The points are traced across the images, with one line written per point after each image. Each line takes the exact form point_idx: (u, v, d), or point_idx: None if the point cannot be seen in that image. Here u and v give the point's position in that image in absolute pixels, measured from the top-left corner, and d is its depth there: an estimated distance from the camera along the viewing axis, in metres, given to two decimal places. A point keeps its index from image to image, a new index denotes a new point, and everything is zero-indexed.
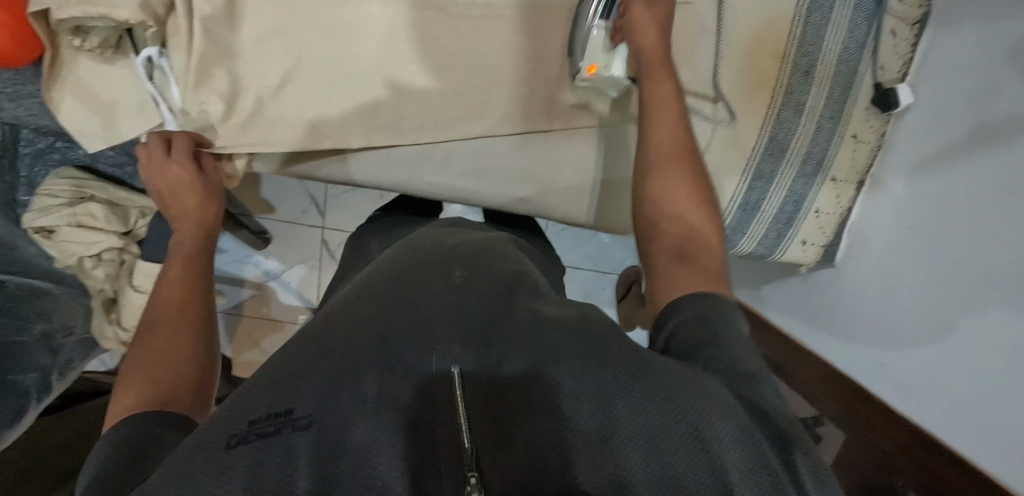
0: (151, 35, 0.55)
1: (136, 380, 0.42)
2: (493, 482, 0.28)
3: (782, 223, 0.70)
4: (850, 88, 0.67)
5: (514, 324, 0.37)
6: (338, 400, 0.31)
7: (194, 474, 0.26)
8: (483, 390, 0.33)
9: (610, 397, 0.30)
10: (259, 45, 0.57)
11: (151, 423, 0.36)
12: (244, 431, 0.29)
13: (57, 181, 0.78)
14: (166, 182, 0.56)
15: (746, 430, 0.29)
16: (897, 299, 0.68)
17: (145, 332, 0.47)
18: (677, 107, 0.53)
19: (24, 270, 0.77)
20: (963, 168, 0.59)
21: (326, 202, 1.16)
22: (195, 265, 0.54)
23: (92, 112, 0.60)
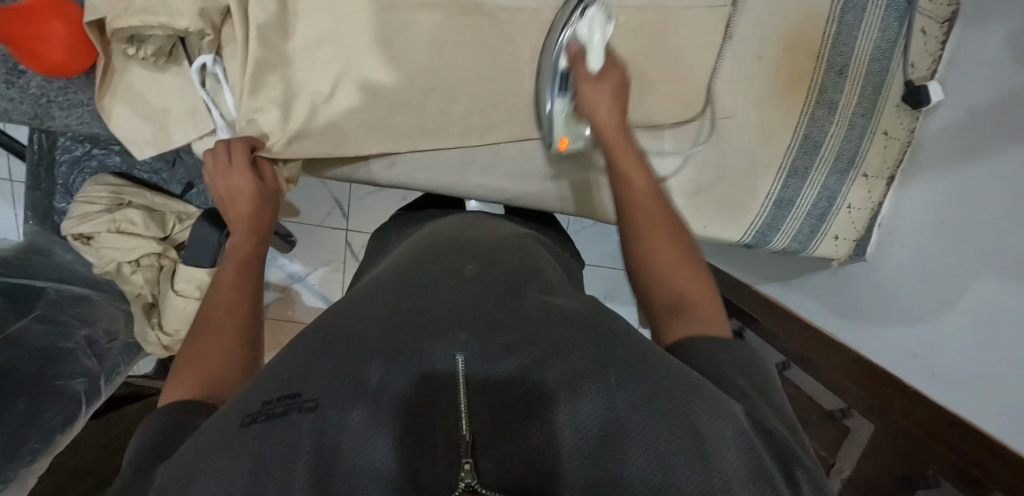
0: (207, 43, 0.56)
1: (186, 379, 0.44)
2: (487, 469, 0.31)
3: (815, 219, 0.72)
4: (881, 87, 0.68)
5: (520, 321, 0.42)
6: (336, 387, 0.35)
7: (259, 456, 0.31)
8: (485, 388, 0.36)
9: (616, 399, 0.34)
10: (311, 51, 0.58)
11: (188, 414, 0.40)
12: (259, 411, 0.34)
13: (96, 188, 0.79)
14: (228, 188, 0.57)
15: (745, 438, 0.33)
16: (920, 292, 0.70)
17: (196, 334, 0.48)
18: (643, 175, 0.55)
19: (63, 277, 0.80)
20: (966, 172, 0.64)
21: (349, 204, 1.16)
22: (247, 267, 0.55)
23: (144, 120, 0.61)
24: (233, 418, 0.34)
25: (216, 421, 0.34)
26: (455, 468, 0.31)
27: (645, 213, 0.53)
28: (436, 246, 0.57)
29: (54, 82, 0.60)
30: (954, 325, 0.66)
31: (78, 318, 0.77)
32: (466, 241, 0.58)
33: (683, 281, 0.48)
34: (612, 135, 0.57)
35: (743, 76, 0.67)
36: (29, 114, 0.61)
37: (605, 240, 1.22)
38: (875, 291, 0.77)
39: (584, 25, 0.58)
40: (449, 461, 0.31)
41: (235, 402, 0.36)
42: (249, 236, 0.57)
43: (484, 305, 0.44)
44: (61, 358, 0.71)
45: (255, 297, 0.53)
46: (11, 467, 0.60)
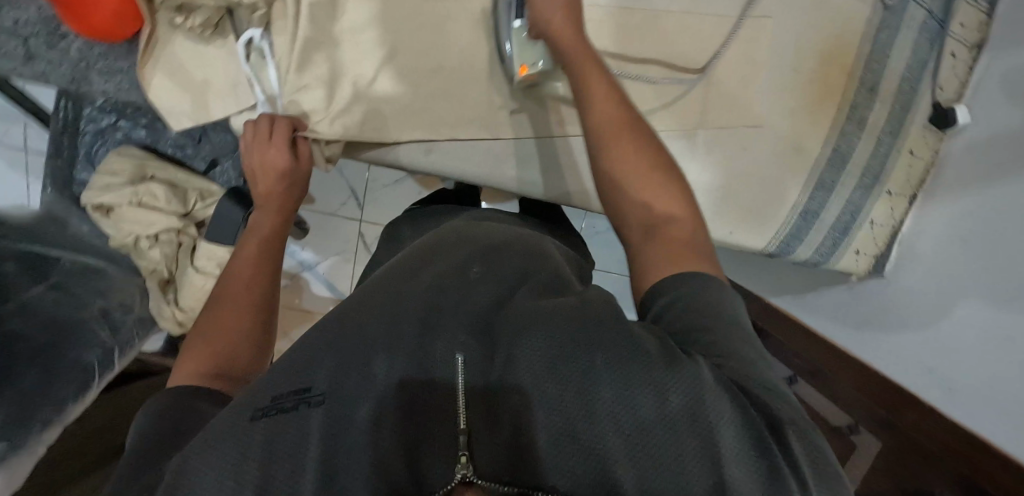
0: (258, 17, 0.56)
1: (199, 347, 0.47)
2: (482, 461, 0.35)
3: (839, 232, 0.72)
4: (911, 106, 0.70)
5: (514, 311, 0.44)
6: (347, 377, 0.39)
7: (277, 449, 0.35)
8: (476, 375, 0.39)
9: (600, 392, 0.35)
10: (354, 36, 0.60)
11: (196, 397, 0.42)
12: (270, 405, 0.38)
13: (119, 159, 0.78)
14: (263, 162, 0.57)
15: (743, 418, 0.33)
16: (948, 309, 0.71)
17: (215, 304, 0.52)
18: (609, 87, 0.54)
19: (77, 248, 0.79)
20: (966, 205, 0.69)
21: (366, 196, 1.16)
22: (269, 246, 0.57)
23: (183, 90, 0.60)
24: (242, 413, 0.37)
25: (227, 415, 0.37)
26: (452, 461, 0.35)
27: (615, 117, 0.52)
28: (446, 238, 0.59)
29: (96, 47, 0.60)
30: (959, 342, 0.70)
31: (92, 290, 0.75)
32: (469, 236, 0.59)
33: (649, 192, 0.48)
34: (568, 44, 0.55)
35: (779, 86, 0.68)
36: (67, 77, 0.61)
37: (614, 247, 1.22)
38: (882, 317, 0.80)
39: None
40: (447, 453, 0.35)
41: (246, 396, 0.39)
42: (272, 216, 0.59)
43: (490, 300, 0.47)
44: (77, 329, 0.70)
45: (272, 275, 0.56)
46: (23, 433, 0.60)
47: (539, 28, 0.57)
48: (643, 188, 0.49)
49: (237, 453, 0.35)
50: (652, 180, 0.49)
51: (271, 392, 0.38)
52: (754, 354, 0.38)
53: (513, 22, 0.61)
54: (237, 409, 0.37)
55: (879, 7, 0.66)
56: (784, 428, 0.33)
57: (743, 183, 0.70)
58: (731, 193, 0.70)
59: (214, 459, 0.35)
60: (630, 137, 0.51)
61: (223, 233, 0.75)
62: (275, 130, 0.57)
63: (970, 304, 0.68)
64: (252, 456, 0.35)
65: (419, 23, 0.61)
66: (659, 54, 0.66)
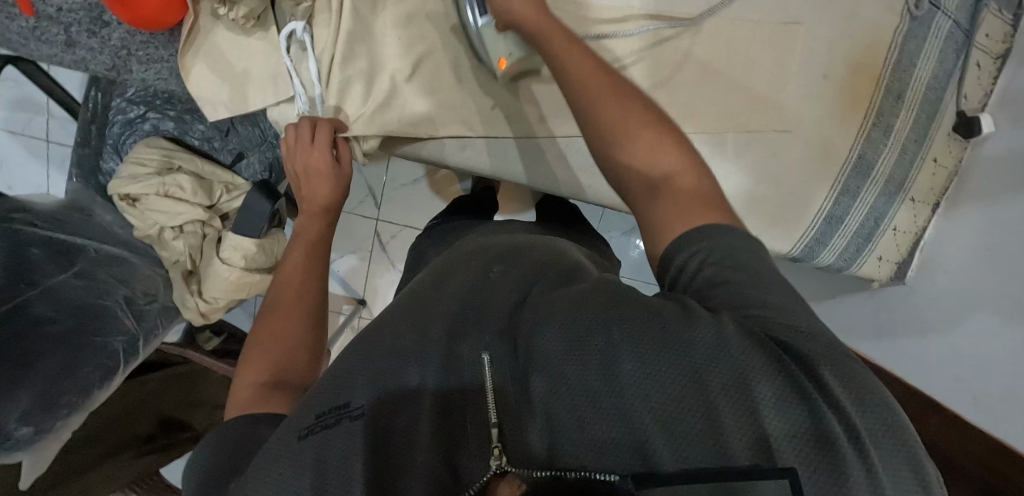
0: (302, 10, 0.58)
1: (255, 357, 0.48)
2: (513, 450, 0.35)
3: (861, 238, 0.73)
4: (936, 114, 0.71)
5: (546, 300, 0.44)
6: (383, 387, 0.41)
7: (325, 466, 0.36)
8: (508, 366, 0.40)
9: (621, 364, 0.34)
10: (397, 29, 0.60)
11: (253, 422, 0.42)
12: (316, 422, 0.38)
13: (148, 150, 0.79)
14: (302, 165, 0.58)
15: (772, 365, 0.32)
16: (966, 319, 0.71)
17: (266, 313, 0.53)
18: (593, 63, 0.50)
19: (103, 237, 0.79)
20: (990, 216, 0.70)
21: (383, 195, 1.16)
22: (314, 253, 0.58)
23: (221, 80, 0.62)
24: (289, 432, 0.38)
25: (281, 433, 0.38)
26: (487, 454, 0.36)
27: (600, 86, 0.48)
28: (473, 248, 0.59)
29: (138, 36, 0.61)
30: (975, 348, 0.70)
31: (118, 278, 0.76)
32: (490, 242, 0.60)
33: (648, 153, 0.45)
34: (534, 18, 0.51)
35: (808, 91, 0.69)
36: (107, 64, 0.63)
37: (628, 253, 1.22)
38: (909, 333, 0.80)
39: None
40: (482, 449, 0.36)
41: (297, 414, 0.39)
42: (317, 222, 0.60)
43: (528, 292, 0.47)
44: (103, 316, 0.70)
45: (318, 279, 0.57)
46: (49, 418, 0.61)
47: (503, 17, 0.54)
48: (643, 147, 0.45)
49: (291, 468, 0.36)
50: (649, 139, 0.45)
51: (316, 411, 0.39)
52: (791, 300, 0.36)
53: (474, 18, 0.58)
54: (290, 428, 0.38)
55: (908, 16, 0.67)
56: (817, 365, 0.31)
57: (769, 186, 0.71)
58: (757, 195, 0.71)
59: (273, 472, 0.36)
60: (619, 100, 0.47)
61: (249, 224, 0.75)
62: (318, 131, 0.58)
63: (983, 318, 0.69)
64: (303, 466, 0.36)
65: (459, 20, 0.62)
66: (689, 56, 0.67)
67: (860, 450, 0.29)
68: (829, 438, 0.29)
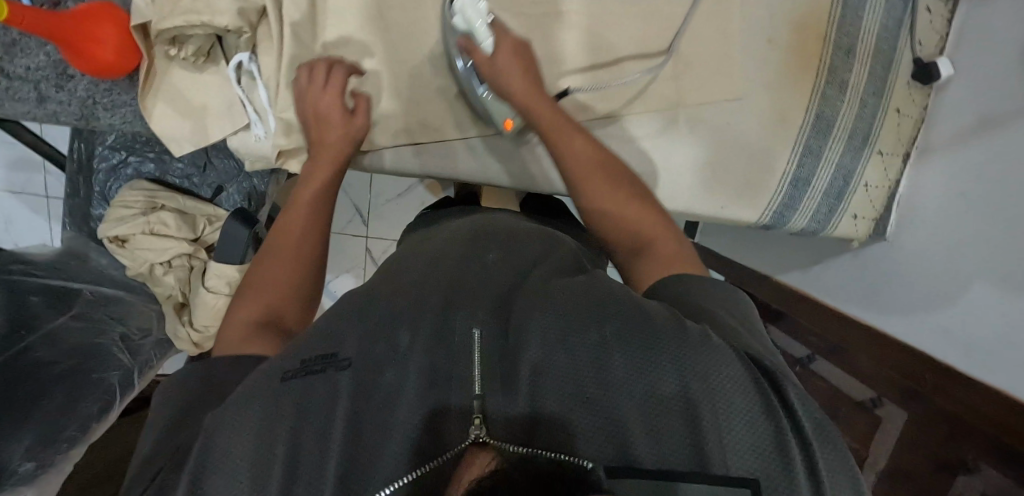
0: (244, 41, 0.60)
1: (252, 293, 0.52)
2: (496, 426, 0.37)
3: (832, 198, 0.72)
4: (891, 64, 0.70)
5: (534, 288, 0.47)
6: (375, 345, 0.42)
7: (299, 435, 0.36)
8: (493, 346, 0.42)
9: (611, 361, 0.38)
10: (338, 47, 0.63)
11: (231, 373, 0.44)
12: (298, 368, 0.39)
13: (131, 192, 0.82)
14: (315, 110, 0.59)
15: (750, 380, 0.37)
16: (943, 274, 0.71)
17: (269, 249, 0.55)
18: (580, 137, 0.59)
19: (98, 279, 0.85)
20: (971, 156, 0.66)
21: (370, 211, 1.19)
22: (321, 203, 0.58)
23: (183, 118, 0.65)
24: (273, 373, 0.39)
25: (256, 378, 0.38)
26: (467, 426, 0.37)
27: (577, 164, 0.58)
28: (463, 234, 0.60)
29: (102, 84, 0.64)
30: (947, 307, 0.70)
31: (113, 317, 0.81)
32: (481, 226, 0.61)
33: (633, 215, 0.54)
34: (527, 98, 0.60)
35: (754, 58, 0.68)
36: (76, 115, 0.66)
37: None
38: (892, 283, 0.79)
39: (459, 18, 0.60)
40: (462, 422, 0.37)
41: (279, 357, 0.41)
42: (327, 170, 0.59)
43: (510, 283, 0.50)
44: (101, 353, 0.74)
45: (319, 229, 0.58)
46: (53, 452, 0.63)
47: (502, 93, 0.61)
48: (628, 218, 0.54)
49: (264, 416, 0.36)
50: (635, 209, 0.55)
51: (298, 358, 0.40)
52: (739, 323, 0.43)
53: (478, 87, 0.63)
54: (269, 370, 0.39)
55: None
56: (785, 389, 0.37)
57: (732, 156, 0.70)
58: (720, 167, 0.70)
59: (245, 418, 0.36)
60: (607, 184, 0.56)
61: (231, 252, 0.78)
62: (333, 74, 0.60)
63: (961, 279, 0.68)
64: (285, 421, 0.36)
65: (398, 31, 0.64)
66: (633, 37, 0.67)
67: (809, 456, 0.34)
68: (788, 447, 0.34)
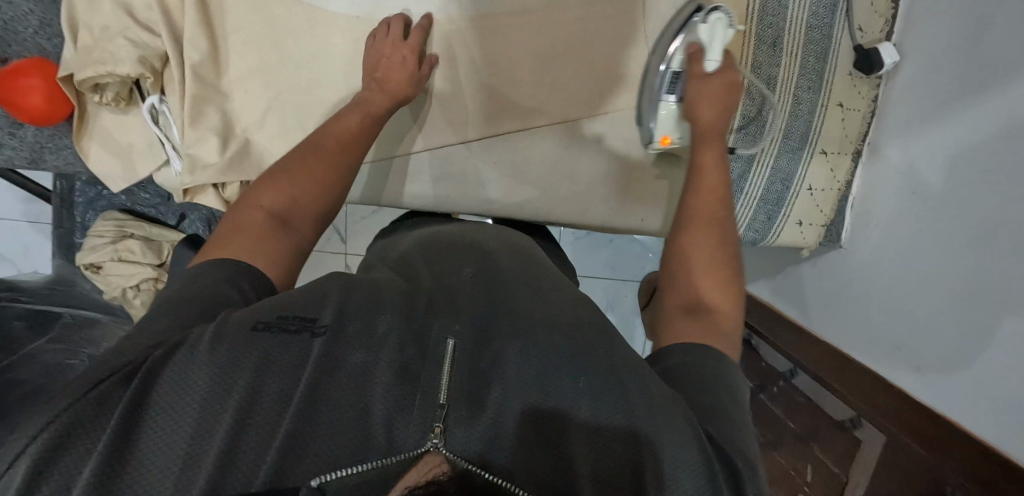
0: (151, 85, 0.65)
1: (279, 182, 0.49)
2: (456, 440, 0.31)
3: (770, 204, 0.68)
4: (827, 55, 0.65)
5: (518, 307, 0.43)
6: (350, 320, 0.37)
7: (256, 414, 0.31)
8: (471, 355, 0.36)
9: (576, 399, 0.34)
10: (241, 83, 0.66)
11: (228, 286, 0.40)
12: (272, 321, 0.36)
13: (103, 223, 0.88)
14: (388, 55, 0.61)
15: (698, 438, 0.33)
16: (914, 293, 0.61)
17: (305, 148, 0.52)
18: (720, 177, 0.54)
19: (80, 303, 0.94)
20: (944, 142, 0.57)
21: (347, 229, 1.21)
22: (367, 127, 0.56)
23: (114, 157, 0.70)
24: (246, 321, 0.35)
25: (228, 323, 0.35)
26: (427, 428, 0.31)
27: (694, 203, 0.52)
28: (438, 240, 0.57)
29: (45, 131, 0.70)
30: (918, 328, 0.60)
31: (87, 339, 0.86)
32: (461, 240, 0.58)
33: (703, 261, 0.48)
34: (710, 121, 0.57)
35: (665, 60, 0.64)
36: (25, 159, 0.72)
37: (600, 251, 1.20)
38: (846, 293, 0.71)
39: (707, 27, 0.59)
40: (423, 426, 0.31)
41: (253, 309, 0.37)
42: (383, 97, 0.59)
43: (496, 294, 0.45)
44: (62, 371, 0.78)
45: (349, 166, 0.53)
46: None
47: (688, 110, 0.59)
48: (696, 263, 0.48)
49: (217, 373, 0.32)
50: (710, 256, 0.48)
51: (279, 310, 0.37)
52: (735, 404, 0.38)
53: (664, 96, 0.63)
54: (241, 319, 0.35)
55: None
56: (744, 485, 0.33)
57: (654, 166, 0.70)
58: (634, 175, 0.70)
59: (197, 370, 0.32)
60: (714, 234, 0.50)
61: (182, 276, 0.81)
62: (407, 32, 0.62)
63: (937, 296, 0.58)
64: (235, 391, 0.31)
65: (297, 62, 0.65)
66: (534, 50, 0.66)
67: None
68: None
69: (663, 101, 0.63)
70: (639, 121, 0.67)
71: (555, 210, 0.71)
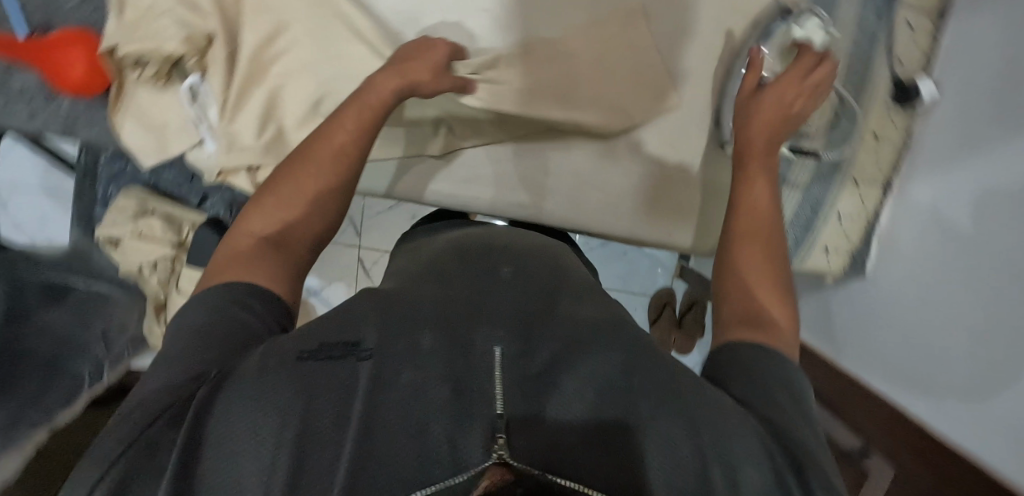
0: (194, 64, 0.65)
1: (266, 205, 0.49)
2: (519, 446, 0.30)
3: (799, 229, 0.68)
4: (864, 84, 0.66)
5: (556, 320, 0.43)
6: (393, 342, 0.37)
7: (317, 427, 0.31)
8: (524, 370, 0.36)
9: (639, 408, 0.34)
10: (284, 68, 0.67)
11: (235, 308, 0.41)
12: (314, 350, 0.37)
13: (127, 198, 0.87)
14: (415, 54, 0.59)
15: (756, 447, 0.33)
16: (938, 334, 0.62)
17: (296, 158, 0.51)
18: (768, 188, 0.55)
19: (96, 277, 0.89)
20: (973, 176, 0.58)
21: (363, 223, 1.21)
22: (367, 115, 0.54)
23: (145, 133, 0.69)
24: (289, 353, 0.36)
25: (275, 351, 0.37)
26: (490, 439, 0.30)
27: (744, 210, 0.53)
28: (469, 243, 0.58)
29: (81, 102, 0.70)
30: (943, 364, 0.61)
31: (98, 313, 0.87)
32: (496, 242, 0.58)
33: (754, 261, 0.49)
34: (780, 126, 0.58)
35: None
36: (59, 129, 0.71)
37: (613, 262, 1.20)
38: (870, 323, 0.73)
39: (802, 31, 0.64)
40: (486, 431, 0.30)
41: (294, 340, 0.38)
42: (395, 79, 0.56)
43: (533, 298, 0.46)
44: (77, 344, 0.83)
45: (345, 176, 0.51)
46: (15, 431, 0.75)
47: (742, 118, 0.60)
48: (747, 267, 0.49)
49: (267, 402, 0.32)
50: (758, 260, 0.49)
51: (320, 339, 0.38)
52: (794, 405, 0.38)
53: None
54: (284, 350, 0.37)
55: None
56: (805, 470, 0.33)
57: (684, 183, 0.71)
58: (664, 188, 0.71)
59: (245, 398, 0.33)
60: (764, 240, 0.50)
61: None
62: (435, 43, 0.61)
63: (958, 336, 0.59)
64: (292, 410, 0.32)
65: (340, 52, 0.66)
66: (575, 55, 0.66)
67: None
68: None
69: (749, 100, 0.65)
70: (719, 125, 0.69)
71: (586, 218, 0.71)
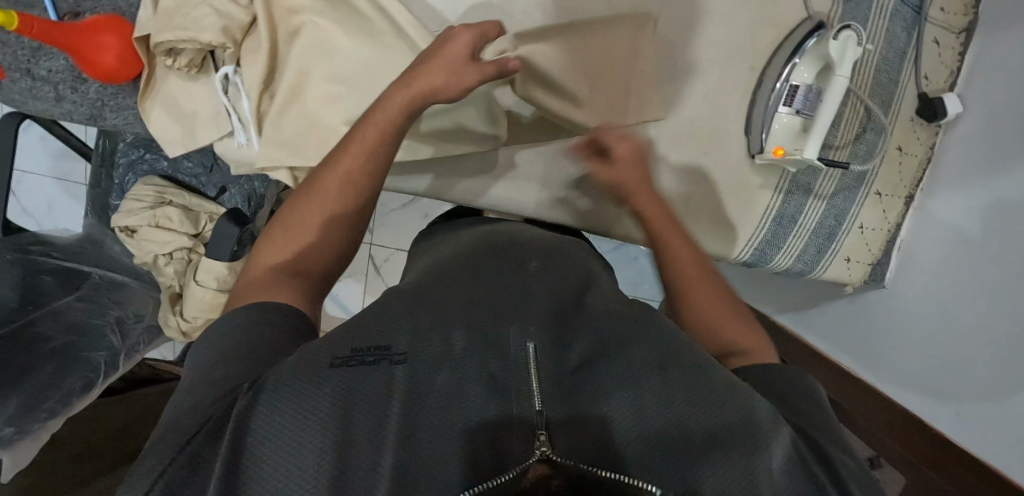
0: (229, 55, 0.65)
1: (277, 241, 0.48)
2: (560, 444, 0.32)
3: (822, 238, 0.69)
4: (892, 98, 0.67)
5: (587, 320, 0.43)
6: (425, 346, 0.36)
7: (354, 431, 0.30)
8: (561, 371, 0.37)
9: (674, 409, 0.32)
10: (314, 59, 0.66)
11: (257, 322, 0.39)
12: (348, 356, 0.34)
13: (144, 187, 0.87)
14: (438, 51, 0.54)
15: (795, 450, 0.31)
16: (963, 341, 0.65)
17: (303, 192, 0.50)
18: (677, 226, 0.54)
19: (111, 267, 0.91)
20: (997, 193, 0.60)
21: (376, 219, 1.22)
22: (375, 133, 0.51)
23: (176, 122, 0.69)
24: (322, 355, 0.34)
25: (302, 356, 0.34)
26: (531, 441, 0.31)
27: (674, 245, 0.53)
28: (496, 239, 0.57)
29: (109, 88, 0.70)
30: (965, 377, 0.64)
31: (114, 301, 0.87)
32: (519, 238, 0.58)
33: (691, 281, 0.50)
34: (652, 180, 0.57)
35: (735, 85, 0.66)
36: (85, 115, 0.71)
37: (624, 267, 1.21)
38: (890, 331, 0.75)
39: (835, 43, 0.60)
40: (526, 436, 0.32)
41: (325, 342, 0.35)
42: (407, 93, 0.52)
43: (564, 295, 0.47)
44: (93, 332, 0.81)
45: (359, 206, 0.50)
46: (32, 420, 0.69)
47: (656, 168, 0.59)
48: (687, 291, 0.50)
49: (302, 409, 0.31)
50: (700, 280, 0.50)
51: (353, 343, 0.35)
52: (812, 405, 0.38)
53: (779, 108, 0.64)
54: (316, 354, 0.34)
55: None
56: (833, 459, 0.31)
57: None
58: None
59: (284, 403, 0.31)
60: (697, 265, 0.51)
61: (219, 249, 0.79)
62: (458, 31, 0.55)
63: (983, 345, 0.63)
64: (327, 412, 0.31)
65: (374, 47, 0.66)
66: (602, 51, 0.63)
67: None
68: None
69: (778, 112, 0.64)
70: (748, 129, 0.66)
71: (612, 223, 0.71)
